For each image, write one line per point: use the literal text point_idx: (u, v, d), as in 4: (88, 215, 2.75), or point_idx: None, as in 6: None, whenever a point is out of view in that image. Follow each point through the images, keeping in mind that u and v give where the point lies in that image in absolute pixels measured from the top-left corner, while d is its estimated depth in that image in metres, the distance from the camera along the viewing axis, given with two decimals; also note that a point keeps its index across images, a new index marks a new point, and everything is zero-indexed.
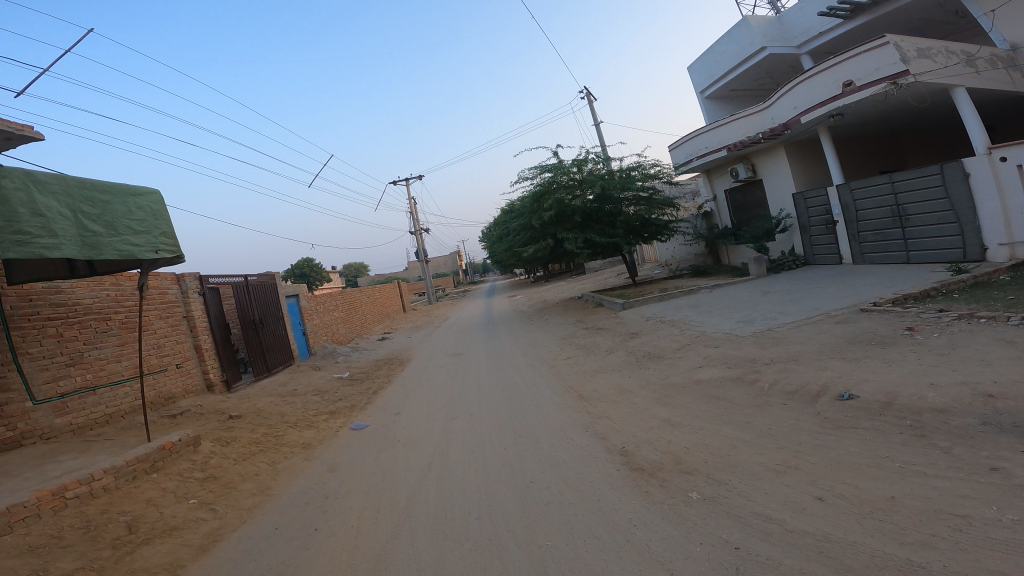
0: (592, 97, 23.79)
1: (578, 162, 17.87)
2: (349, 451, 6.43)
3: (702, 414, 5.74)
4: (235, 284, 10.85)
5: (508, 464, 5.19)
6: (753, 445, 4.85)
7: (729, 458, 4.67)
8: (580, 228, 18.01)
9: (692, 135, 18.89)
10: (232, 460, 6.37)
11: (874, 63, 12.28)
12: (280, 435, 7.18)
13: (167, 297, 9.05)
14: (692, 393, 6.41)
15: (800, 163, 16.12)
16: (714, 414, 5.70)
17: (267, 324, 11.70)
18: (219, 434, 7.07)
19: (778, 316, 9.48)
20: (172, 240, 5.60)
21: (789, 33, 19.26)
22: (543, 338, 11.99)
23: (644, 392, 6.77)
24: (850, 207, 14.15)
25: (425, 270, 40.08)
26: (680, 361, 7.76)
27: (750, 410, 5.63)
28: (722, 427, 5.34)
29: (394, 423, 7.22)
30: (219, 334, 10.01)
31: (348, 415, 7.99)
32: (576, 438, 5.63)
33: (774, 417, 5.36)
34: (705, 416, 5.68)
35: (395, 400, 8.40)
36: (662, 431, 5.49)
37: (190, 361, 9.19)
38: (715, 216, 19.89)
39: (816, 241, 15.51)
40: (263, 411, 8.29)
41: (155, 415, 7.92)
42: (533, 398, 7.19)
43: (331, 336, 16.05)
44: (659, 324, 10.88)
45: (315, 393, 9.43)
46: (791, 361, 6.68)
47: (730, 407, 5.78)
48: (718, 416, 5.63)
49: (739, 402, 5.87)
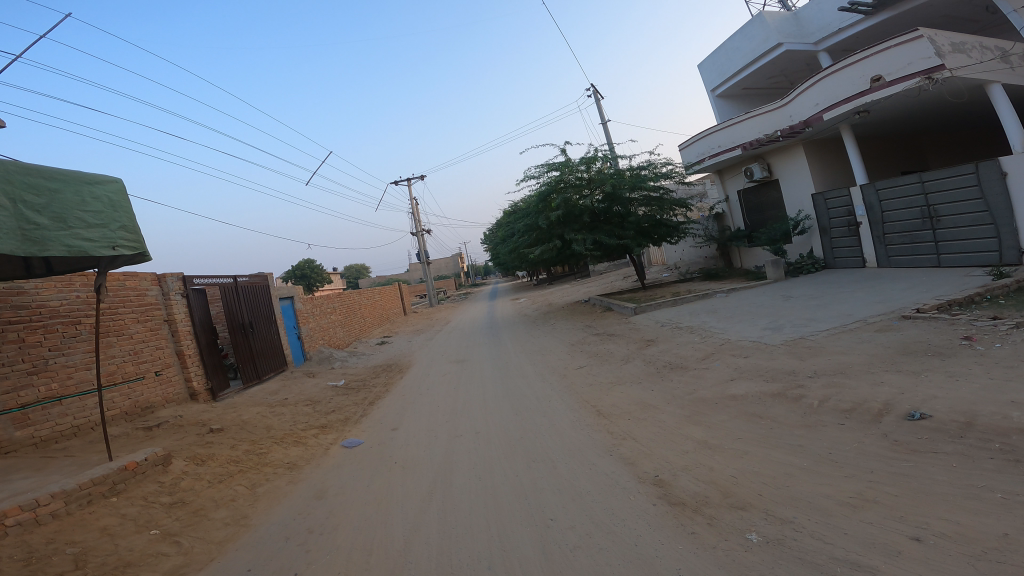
0: (598, 95, 23.07)
1: (587, 160, 17.24)
2: (340, 474, 5.71)
3: (744, 435, 5.02)
4: (223, 285, 10.13)
5: (523, 496, 4.45)
6: (814, 473, 4.14)
7: (789, 490, 3.96)
8: (588, 229, 17.32)
9: (704, 134, 18.18)
10: (206, 482, 5.65)
11: (906, 58, 11.62)
12: (264, 453, 6.46)
13: (146, 299, 8.36)
14: (727, 409, 5.69)
15: (820, 162, 15.41)
16: (758, 435, 4.98)
17: (258, 328, 10.97)
18: (194, 451, 6.35)
19: (809, 323, 8.76)
20: (135, 235, 4.93)
21: (806, 30, 18.52)
22: (551, 345, 11.27)
23: (672, 407, 6.04)
24: (874, 209, 13.44)
25: (426, 272, 39.40)
26: (708, 372, 7.04)
27: (801, 430, 4.91)
28: (771, 451, 4.62)
29: (391, 441, 6.48)
30: (205, 339, 9.31)
31: (340, 430, 7.27)
32: (600, 464, 4.89)
33: (833, 439, 4.64)
34: (748, 437, 4.96)
35: (392, 413, 7.67)
36: (699, 456, 4.77)
37: (171, 367, 8.48)
38: (727, 218, 19.15)
39: (837, 243, 14.78)
40: (247, 424, 7.58)
41: (129, 427, 7.23)
42: (545, 414, 6.47)
43: (328, 339, 15.32)
44: (676, 330, 10.15)
45: (306, 404, 8.71)
46: (838, 373, 5.96)
47: (776, 427, 5.06)
48: (764, 438, 4.90)
49: (785, 421, 5.15)
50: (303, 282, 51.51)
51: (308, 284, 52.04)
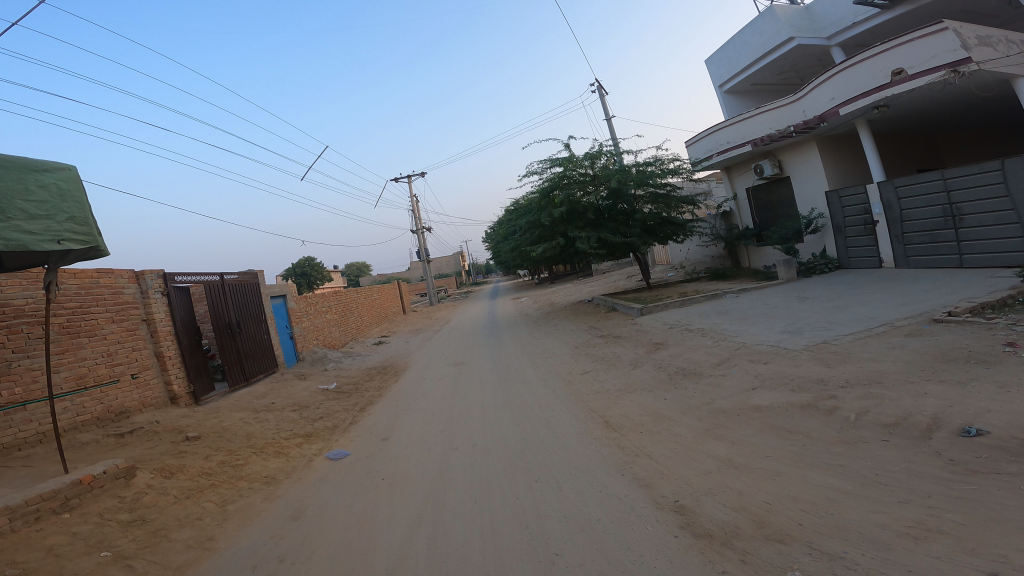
0: (603, 90, 22.44)
1: (591, 156, 16.68)
2: (323, 492, 5.18)
3: (773, 453, 4.49)
4: (209, 283, 9.58)
5: (525, 524, 3.92)
6: (863, 501, 3.62)
7: (834, 519, 3.44)
8: (593, 226, 16.74)
9: (712, 129, 17.56)
10: (172, 497, 5.13)
11: (930, 51, 11.12)
12: (240, 464, 5.94)
13: (122, 298, 7.87)
14: (751, 422, 5.15)
15: (833, 159, 14.84)
16: (790, 453, 4.44)
17: (246, 328, 10.43)
18: (163, 462, 5.84)
19: (830, 327, 8.21)
20: (87, 228, 4.45)
21: (818, 24, 17.86)
22: (553, 347, 10.74)
23: (688, 420, 5.51)
24: (892, 207, 12.87)
25: (426, 271, 38.77)
26: (726, 379, 6.51)
27: (839, 448, 4.40)
28: (807, 472, 4.10)
29: (380, 454, 5.95)
30: (187, 340, 8.79)
31: (326, 439, 6.75)
32: (611, 486, 4.36)
33: (878, 459, 4.12)
34: (778, 455, 4.44)
35: (384, 421, 7.14)
36: (724, 476, 4.24)
37: (149, 370, 7.98)
38: (735, 216, 18.56)
39: (852, 243, 14.20)
40: (225, 431, 7.05)
41: (100, 434, 6.74)
42: (549, 425, 5.93)
43: (323, 339, 14.78)
44: (687, 333, 9.62)
45: (292, 409, 8.17)
46: (873, 384, 5.44)
47: (810, 444, 4.53)
48: (797, 456, 4.38)
49: (820, 437, 4.62)
50: (303, 281, 50.99)
51: (308, 283, 51.51)
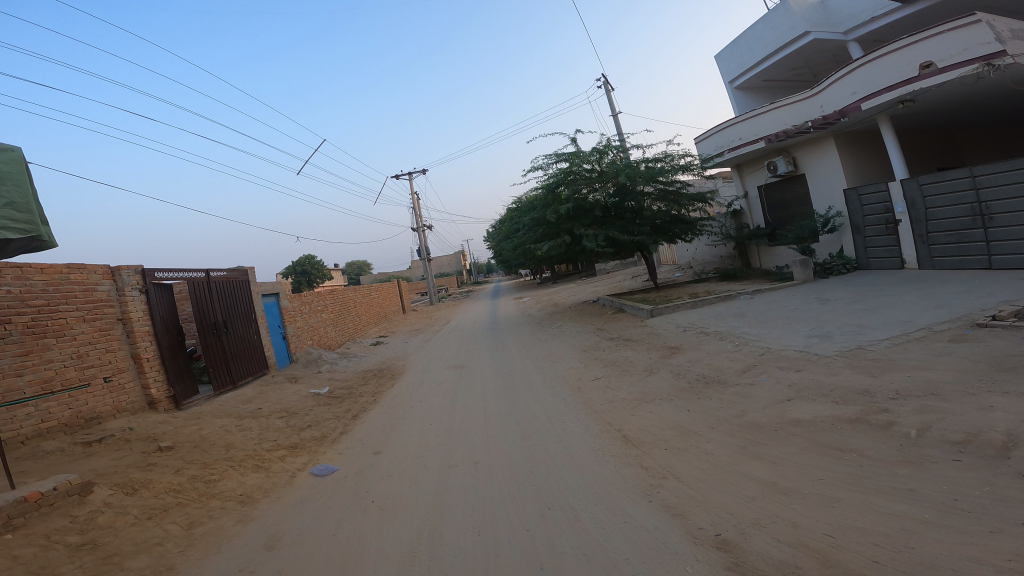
0: (609, 86, 21.79)
1: (598, 151, 16.08)
2: (305, 515, 4.59)
3: (827, 476, 4.02)
4: (194, 280, 8.98)
5: (537, 563, 3.32)
6: (945, 530, 3.17)
7: (917, 554, 3.00)
8: (600, 224, 16.10)
9: (723, 125, 16.82)
10: (131, 518, 4.55)
11: (961, 43, 10.60)
12: (214, 480, 5.36)
13: (95, 295, 7.28)
14: (792, 439, 4.66)
15: (852, 157, 14.22)
16: (845, 477, 3.98)
17: (234, 328, 9.82)
18: (127, 477, 5.25)
19: (861, 332, 7.65)
20: (27, 214, 4.06)
21: (834, 19, 17.15)
22: (559, 350, 10.16)
23: (719, 436, 4.98)
24: (916, 205, 12.26)
25: (426, 270, 37.97)
26: (754, 388, 5.96)
27: (904, 470, 3.94)
28: (871, 499, 3.63)
29: (372, 470, 5.37)
30: (167, 341, 8.21)
31: (313, 451, 6.18)
32: (637, 516, 3.79)
33: (951, 482, 3.68)
34: (834, 478, 3.98)
35: (377, 432, 6.56)
36: (773, 504, 3.75)
37: (124, 373, 7.40)
38: (746, 215, 17.92)
39: (871, 243, 13.59)
40: (202, 441, 6.45)
41: (66, 442, 6.16)
42: (559, 440, 5.35)
43: (318, 339, 14.16)
44: (703, 336, 9.04)
45: (279, 416, 7.59)
46: (928, 396, 4.99)
47: (870, 466, 4.07)
48: (853, 480, 3.92)
49: (879, 457, 4.17)
50: (302, 280, 50.32)
51: (308, 282, 50.84)
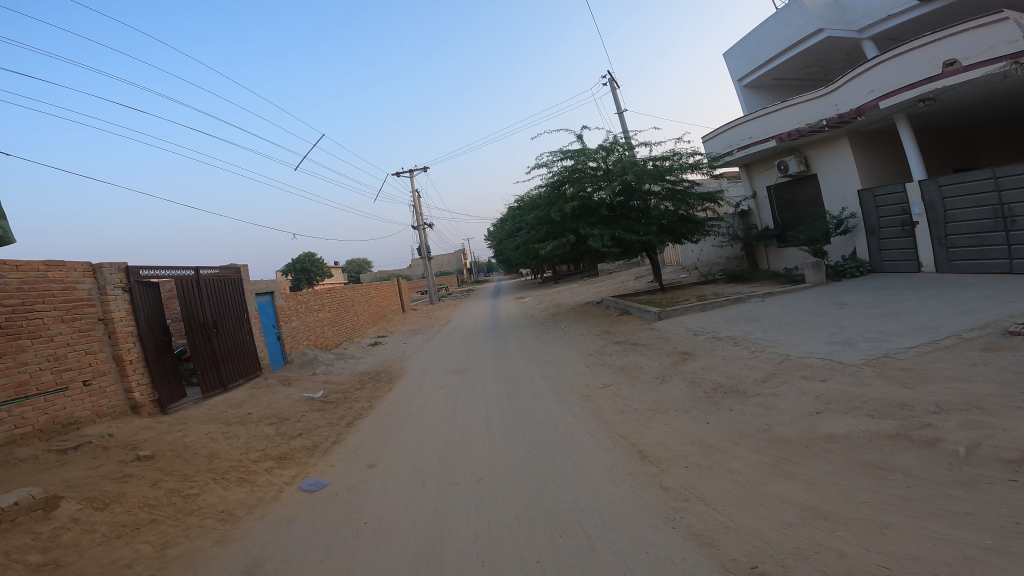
0: (615, 83, 21.33)
1: (604, 149, 15.70)
2: (291, 536, 4.18)
3: (871, 498, 3.68)
4: (183, 278, 8.57)
5: None
6: (1019, 560, 2.82)
7: None
8: (605, 224, 15.69)
9: (732, 124, 16.35)
10: (99, 535, 4.15)
11: (988, 41, 10.33)
12: (193, 494, 4.96)
13: (74, 294, 6.88)
14: (828, 457, 4.31)
15: (867, 157, 13.78)
16: (892, 499, 3.64)
17: (225, 328, 9.40)
18: (99, 490, 4.84)
19: (887, 340, 7.24)
20: None
21: (849, 16, 16.68)
22: (564, 354, 9.74)
23: (745, 451, 4.60)
24: (935, 207, 11.85)
25: (427, 270, 37.42)
26: (777, 399, 5.57)
27: (959, 492, 3.59)
28: (926, 524, 3.28)
29: (367, 486, 4.98)
30: (152, 343, 7.79)
31: (304, 463, 5.79)
32: (660, 545, 3.39)
33: (1015, 505, 3.32)
34: (881, 502, 3.62)
35: (373, 442, 6.15)
36: (816, 530, 3.38)
37: (105, 376, 6.99)
38: (754, 216, 17.48)
39: (885, 245, 13.15)
40: (183, 450, 6.05)
41: (39, 449, 5.76)
42: (569, 456, 4.94)
43: (315, 340, 13.72)
44: (716, 341, 8.63)
45: (269, 423, 7.18)
46: (972, 410, 4.62)
47: (919, 488, 3.70)
48: (902, 503, 3.58)
49: (928, 478, 3.81)
50: (302, 278, 49.87)
51: (308, 279, 50.37)
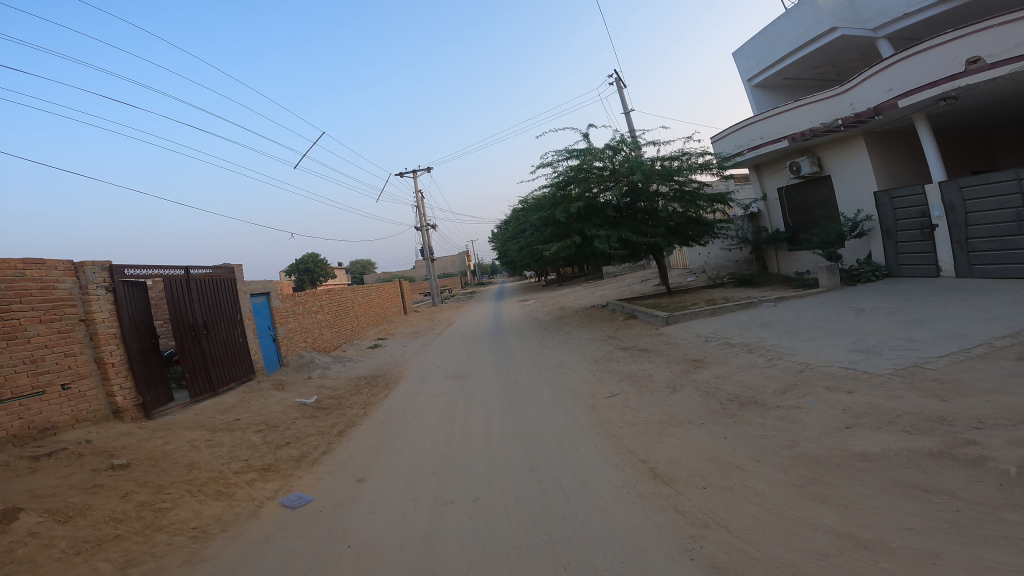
0: (622, 83, 20.93)
1: (611, 149, 15.30)
2: (269, 557, 3.82)
3: (916, 524, 3.29)
4: (172, 278, 8.26)
5: None
6: None
7: None
8: (612, 225, 15.29)
9: (742, 124, 15.91)
10: (59, 552, 3.82)
11: (1012, 38, 9.95)
12: (166, 509, 4.63)
13: (54, 294, 6.57)
14: (862, 478, 3.90)
15: (883, 158, 13.32)
16: (940, 525, 3.24)
17: (216, 330, 9.07)
18: (64, 502, 4.52)
19: (913, 348, 6.79)
20: None
21: (863, 15, 16.17)
22: (568, 360, 9.35)
23: (767, 470, 4.20)
24: (956, 209, 11.38)
25: (430, 271, 37.07)
26: (799, 412, 5.17)
27: (1017, 517, 3.19)
28: (984, 554, 2.89)
29: (355, 503, 4.60)
30: (137, 345, 7.48)
31: (290, 476, 5.43)
32: None
33: None
34: (927, 529, 3.22)
35: (365, 453, 5.78)
36: (855, 561, 2.99)
37: (85, 380, 6.67)
38: (764, 219, 17.03)
39: (903, 249, 12.68)
40: (161, 460, 5.76)
41: (9, 456, 5.43)
42: (575, 473, 4.56)
43: (312, 342, 13.38)
44: (728, 347, 8.22)
45: (256, 430, 6.84)
46: (1019, 425, 4.21)
47: (970, 513, 3.30)
48: (951, 529, 3.18)
49: (980, 501, 3.40)
50: (305, 278, 49.59)
51: (310, 279, 50.04)
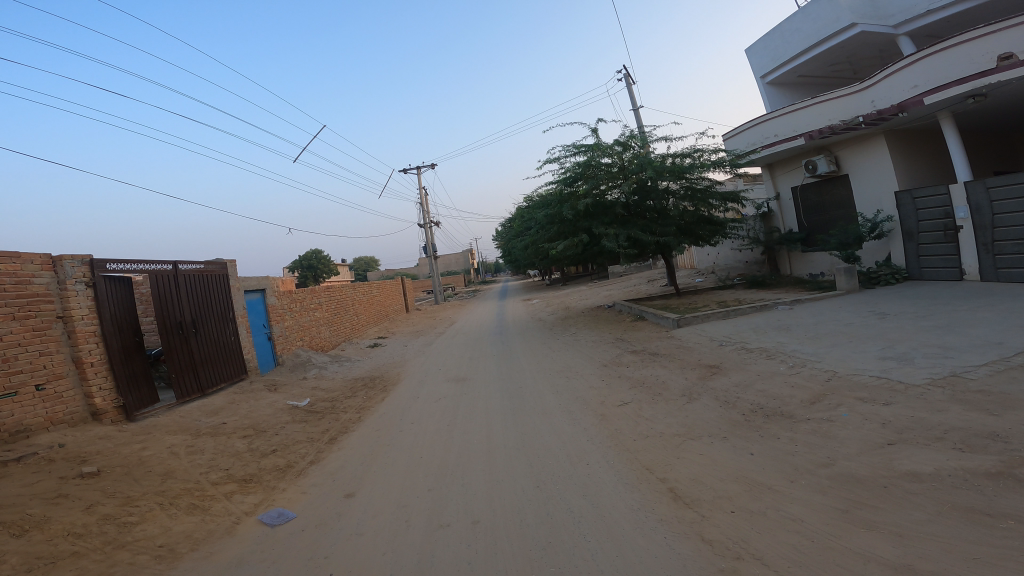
0: (630, 79, 20.38)
1: (621, 145, 14.81)
2: None
3: (986, 556, 2.84)
4: (158, 274, 7.85)
5: None
6: None
7: None
8: (620, 223, 14.81)
9: (756, 120, 15.35)
10: (8, 571, 3.43)
11: None
12: (135, 523, 4.24)
13: (29, 290, 6.18)
14: (914, 501, 3.45)
15: (905, 156, 12.77)
16: (1015, 557, 2.79)
17: (206, 329, 8.65)
18: (22, 513, 4.14)
19: (949, 356, 6.30)
20: None
21: (884, 11, 15.49)
22: (575, 364, 8.89)
23: (802, 491, 3.75)
24: (983, 209, 10.83)
25: (433, 270, 36.59)
26: (831, 425, 4.71)
27: None
28: None
29: (342, 522, 4.17)
30: (119, 344, 7.09)
31: (274, 488, 5.01)
32: None
33: None
34: (1003, 563, 2.76)
35: (356, 464, 5.34)
36: None
37: (61, 380, 6.29)
38: (776, 219, 16.50)
39: (925, 251, 12.14)
40: (136, 467, 5.36)
41: None
42: (585, 493, 4.10)
43: (310, 341, 12.99)
44: (745, 353, 7.76)
45: (241, 436, 6.44)
46: None
47: None
48: None
49: None
50: (307, 274, 49.26)
51: (313, 275, 49.72)
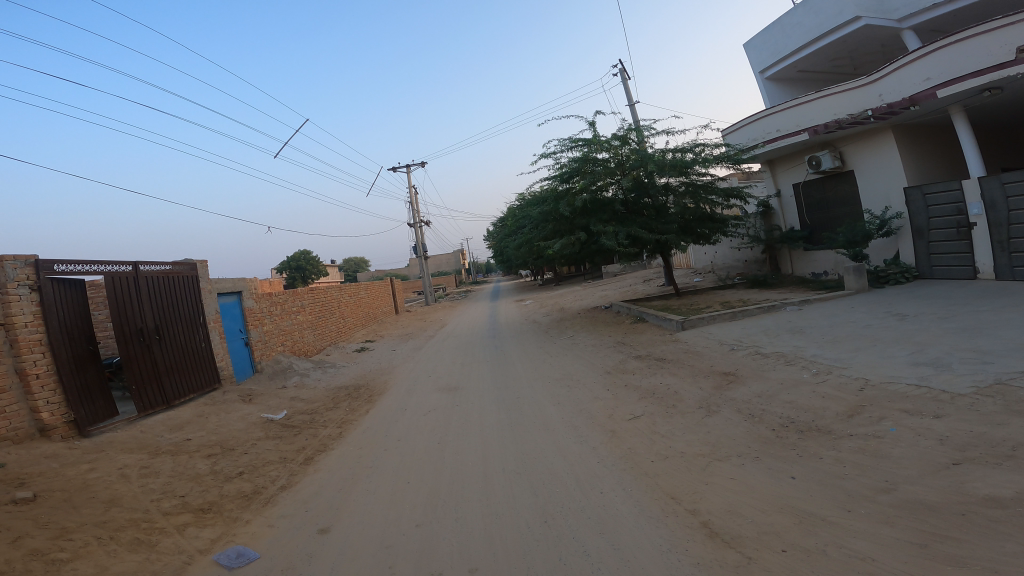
0: (626, 74, 19.88)
1: (619, 139, 14.25)
2: None
3: None
4: (115, 275, 7.08)
5: None
6: None
7: None
8: (620, 220, 14.24)
9: (757, 115, 14.83)
10: None
11: None
12: (63, 561, 3.53)
13: None
14: (1003, 532, 2.86)
15: (913, 151, 12.33)
16: None
17: (172, 336, 7.89)
18: None
19: (989, 361, 5.74)
20: None
21: (888, 4, 14.92)
22: (576, 371, 8.25)
23: (864, 523, 3.14)
24: (998, 205, 10.39)
25: (424, 271, 35.78)
26: (878, 443, 4.12)
27: None
28: None
29: (313, 565, 3.48)
30: (70, 353, 6.31)
31: (238, 520, 4.30)
32: None
33: None
34: None
35: (334, 492, 4.64)
36: None
37: (2, 394, 5.55)
38: (777, 217, 16.03)
39: (935, 249, 11.69)
40: (79, 491, 4.64)
41: None
42: (604, 531, 3.45)
43: (292, 345, 12.23)
44: (760, 358, 7.18)
45: (205, 456, 5.72)
46: None
47: None
48: None
49: None
50: (297, 275, 48.08)
51: (301, 276, 48.60)
